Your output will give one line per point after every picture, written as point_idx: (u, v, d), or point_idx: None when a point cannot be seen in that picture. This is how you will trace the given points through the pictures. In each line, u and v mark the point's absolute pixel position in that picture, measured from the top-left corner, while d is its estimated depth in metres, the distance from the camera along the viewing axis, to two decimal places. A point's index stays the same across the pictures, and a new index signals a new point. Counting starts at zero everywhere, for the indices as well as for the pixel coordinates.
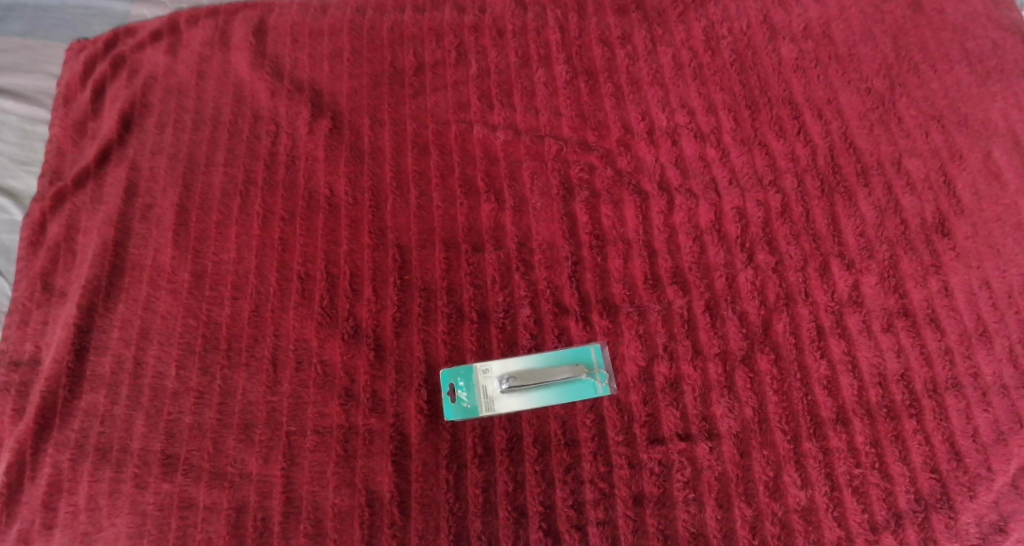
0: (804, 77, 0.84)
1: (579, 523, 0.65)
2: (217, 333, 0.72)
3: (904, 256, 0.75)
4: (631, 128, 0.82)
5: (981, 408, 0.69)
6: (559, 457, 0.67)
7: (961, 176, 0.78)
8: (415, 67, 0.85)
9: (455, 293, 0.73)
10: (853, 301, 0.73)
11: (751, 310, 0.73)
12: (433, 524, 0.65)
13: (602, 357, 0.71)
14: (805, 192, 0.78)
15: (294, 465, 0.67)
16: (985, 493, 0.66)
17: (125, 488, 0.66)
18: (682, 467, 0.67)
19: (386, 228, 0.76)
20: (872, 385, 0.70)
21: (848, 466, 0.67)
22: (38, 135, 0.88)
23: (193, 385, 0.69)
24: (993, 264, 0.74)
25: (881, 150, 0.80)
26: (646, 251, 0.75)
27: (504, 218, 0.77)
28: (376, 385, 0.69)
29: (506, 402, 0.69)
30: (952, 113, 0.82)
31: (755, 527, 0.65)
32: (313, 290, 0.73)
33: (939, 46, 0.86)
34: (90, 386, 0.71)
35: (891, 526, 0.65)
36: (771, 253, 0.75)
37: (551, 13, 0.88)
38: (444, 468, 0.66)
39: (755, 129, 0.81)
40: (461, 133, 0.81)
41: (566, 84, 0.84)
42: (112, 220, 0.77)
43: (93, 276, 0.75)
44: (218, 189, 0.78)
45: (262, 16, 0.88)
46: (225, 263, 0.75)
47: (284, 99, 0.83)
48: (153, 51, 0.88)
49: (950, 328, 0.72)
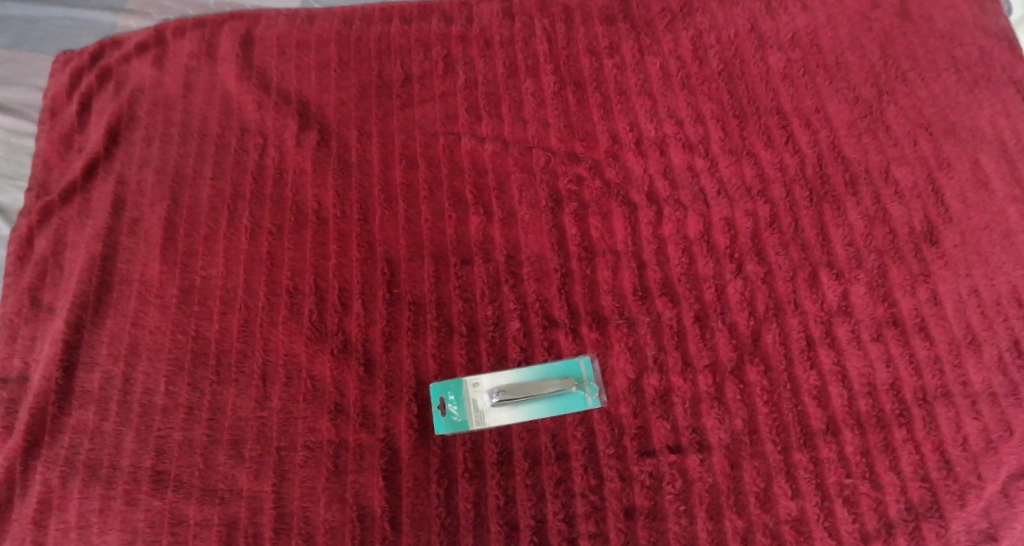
0: (792, 85, 0.84)
1: (571, 536, 0.65)
2: (206, 348, 0.71)
3: (893, 265, 0.75)
4: (620, 138, 0.82)
5: (970, 417, 0.69)
6: (550, 470, 0.67)
7: (949, 185, 0.79)
8: (402, 78, 0.85)
9: (445, 306, 0.73)
10: (842, 311, 0.73)
11: (740, 321, 0.73)
12: (425, 539, 0.65)
13: (592, 369, 0.71)
14: (794, 202, 0.78)
15: (285, 480, 0.66)
16: (975, 502, 0.66)
17: (115, 505, 0.66)
18: (673, 479, 0.67)
19: (375, 241, 0.76)
20: (861, 395, 0.70)
21: (839, 476, 0.67)
22: (26, 148, 0.87)
23: (183, 401, 0.69)
24: (982, 272, 0.74)
25: (870, 159, 0.80)
26: (636, 262, 0.75)
27: (493, 230, 0.77)
28: (366, 399, 0.69)
29: (496, 416, 0.69)
30: (939, 121, 0.82)
31: (746, 538, 0.65)
32: (302, 304, 0.73)
33: (926, 54, 0.86)
34: (79, 403, 0.70)
35: (883, 535, 0.65)
36: (760, 263, 0.75)
37: (539, 23, 0.88)
38: (435, 483, 0.66)
39: (744, 138, 0.81)
40: (449, 144, 0.81)
41: (555, 95, 0.84)
42: (100, 234, 0.77)
43: (81, 291, 0.74)
44: (207, 202, 0.78)
45: (249, 27, 0.88)
46: (213, 277, 0.74)
47: (271, 112, 0.82)
48: (139, 63, 0.88)
49: (938, 337, 0.72)
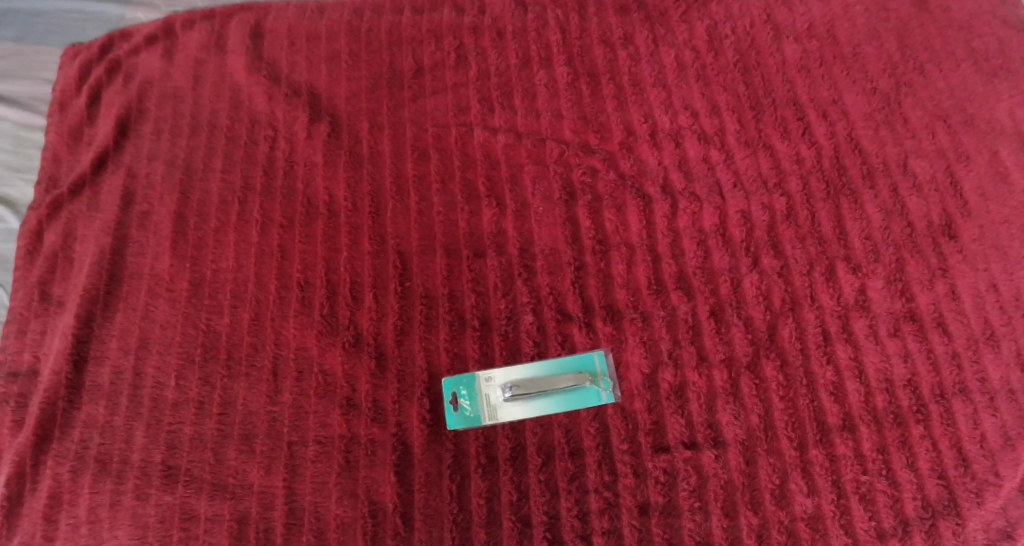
0: (808, 76, 0.83)
1: (584, 533, 0.64)
2: (217, 342, 0.71)
3: (911, 259, 0.74)
4: (633, 130, 0.81)
5: (988, 414, 0.68)
6: (563, 466, 0.66)
7: (968, 178, 0.77)
8: (413, 70, 0.84)
9: (457, 300, 0.72)
10: (860, 305, 0.72)
11: (756, 315, 0.72)
12: (437, 535, 0.64)
13: (606, 364, 0.70)
14: (811, 195, 0.77)
15: (296, 475, 0.66)
16: (993, 500, 0.66)
17: (126, 500, 0.65)
18: (688, 475, 0.66)
19: (387, 234, 0.75)
20: (879, 391, 0.69)
21: (855, 473, 0.66)
22: (34, 142, 0.87)
23: (194, 395, 0.69)
24: (1000, 266, 0.73)
25: (887, 152, 0.79)
26: (650, 256, 0.74)
27: (506, 223, 0.76)
28: (378, 394, 0.69)
29: (509, 411, 0.68)
30: (958, 113, 0.81)
31: (761, 535, 0.64)
32: (313, 298, 0.72)
33: (944, 44, 0.84)
34: (89, 396, 0.70)
35: (899, 533, 0.64)
36: (776, 256, 0.74)
37: (551, 14, 0.87)
38: (447, 478, 0.66)
39: (759, 130, 0.80)
40: (461, 136, 0.80)
41: (567, 86, 0.83)
42: (109, 227, 0.77)
43: (90, 285, 0.74)
44: (217, 195, 0.78)
45: (259, 19, 0.87)
46: (224, 270, 0.74)
47: (282, 104, 0.82)
48: (148, 55, 0.87)
49: (957, 332, 0.71)
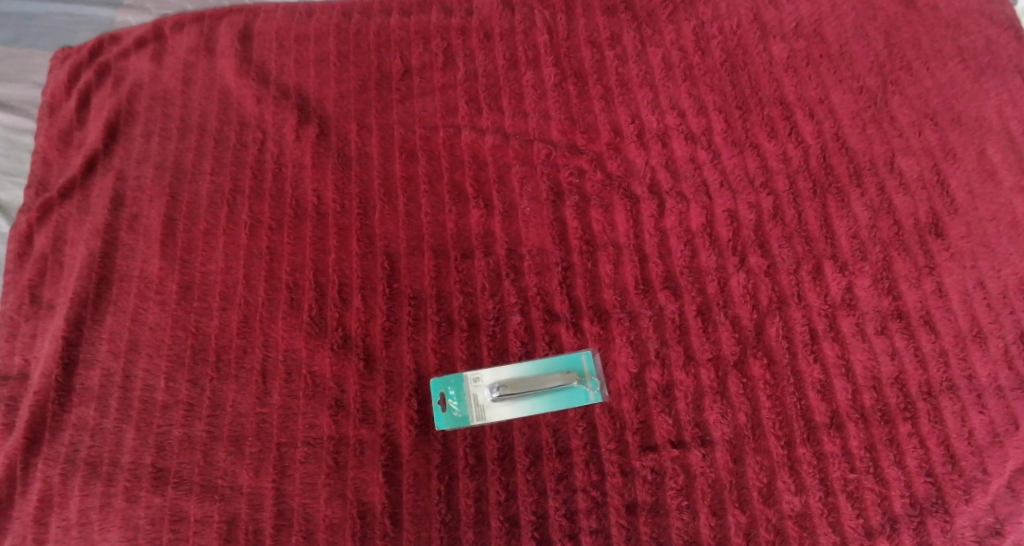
0: (795, 76, 0.83)
1: (572, 532, 0.65)
2: (206, 343, 0.71)
3: (898, 257, 0.74)
4: (621, 131, 0.81)
5: (976, 410, 0.68)
6: (551, 466, 0.67)
7: (955, 176, 0.78)
8: (402, 71, 0.84)
9: (445, 301, 0.72)
10: (847, 303, 0.72)
11: (743, 314, 0.72)
12: (426, 535, 0.64)
13: (593, 364, 0.70)
14: (798, 193, 0.77)
15: (285, 476, 0.66)
16: (981, 496, 0.66)
17: (116, 502, 0.66)
18: (675, 474, 0.66)
19: (375, 235, 0.75)
20: (866, 389, 0.69)
21: (842, 471, 0.66)
22: (25, 145, 0.87)
23: (183, 398, 0.69)
24: (987, 264, 0.73)
25: (875, 150, 0.79)
26: (637, 255, 0.75)
27: (494, 224, 0.76)
28: (367, 394, 0.69)
29: (498, 411, 0.68)
30: (946, 112, 0.81)
31: (749, 534, 0.65)
32: (301, 299, 0.72)
33: (932, 43, 0.85)
34: (79, 399, 0.70)
35: (887, 531, 0.64)
36: (763, 255, 0.74)
37: (539, 15, 0.87)
38: (436, 479, 0.66)
39: (747, 129, 0.81)
40: (449, 137, 0.80)
41: (555, 87, 0.83)
42: (99, 230, 0.77)
43: (80, 288, 0.74)
44: (206, 197, 0.78)
45: (248, 21, 0.88)
46: (213, 272, 0.74)
47: (271, 106, 0.82)
48: (138, 58, 0.87)
49: (944, 330, 0.71)
